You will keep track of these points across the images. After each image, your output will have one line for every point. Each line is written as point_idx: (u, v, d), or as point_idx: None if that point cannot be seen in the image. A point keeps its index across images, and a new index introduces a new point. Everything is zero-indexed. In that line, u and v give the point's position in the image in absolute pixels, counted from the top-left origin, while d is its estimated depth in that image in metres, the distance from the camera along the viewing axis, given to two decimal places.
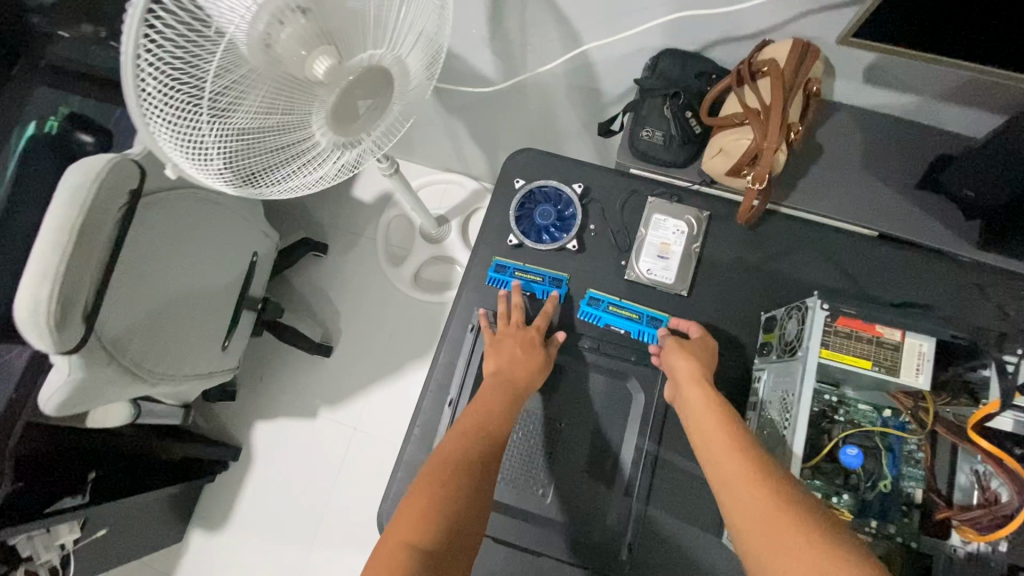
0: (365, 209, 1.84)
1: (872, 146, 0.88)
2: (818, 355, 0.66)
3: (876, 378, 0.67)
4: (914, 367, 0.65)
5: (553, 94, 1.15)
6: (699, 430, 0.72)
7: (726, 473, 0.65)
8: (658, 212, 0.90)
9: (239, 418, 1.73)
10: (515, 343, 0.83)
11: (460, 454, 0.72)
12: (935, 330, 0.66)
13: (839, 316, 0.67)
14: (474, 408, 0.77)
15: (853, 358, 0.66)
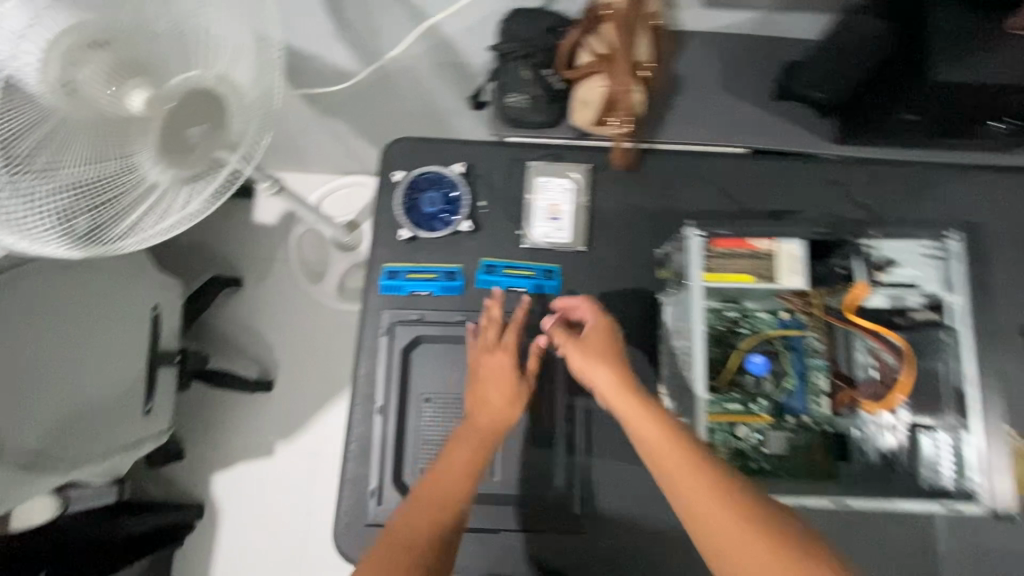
0: (274, 233, 1.76)
1: (730, 66, 0.90)
2: (703, 279, 0.69)
3: (763, 289, 0.70)
4: (791, 269, 0.69)
5: (422, 77, 1.12)
6: (642, 444, 0.62)
7: (685, 497, 0.57)
8: (541, 174, 0.90)
9: (193, 475, 1.65)
10: (494, 371, 0.77)
11: (416, 529, 0.63)
12: (801, 232, 0.70)
13: (714, 238, 0.70)
14: (436, 475, 0.68)
15: (734, 275, 0.70)
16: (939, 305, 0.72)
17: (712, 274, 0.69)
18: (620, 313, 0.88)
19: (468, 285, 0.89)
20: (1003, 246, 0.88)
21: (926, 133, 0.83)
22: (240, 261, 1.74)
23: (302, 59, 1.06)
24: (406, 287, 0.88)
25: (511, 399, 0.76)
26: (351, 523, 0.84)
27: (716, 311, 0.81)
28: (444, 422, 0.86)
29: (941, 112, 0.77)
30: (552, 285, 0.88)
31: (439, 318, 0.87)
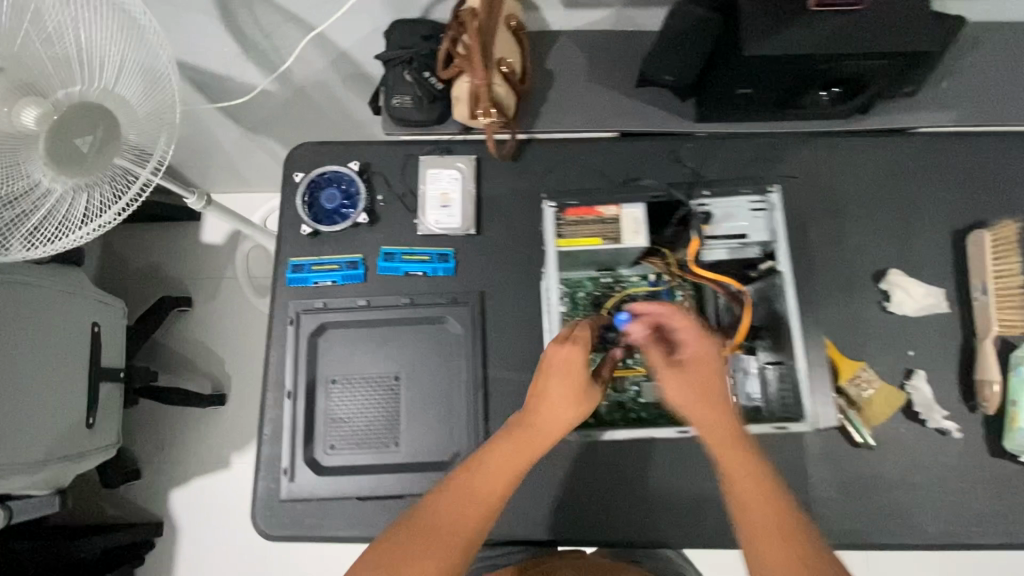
0: (222, 252, 1.82)
1: (596, 59, 0.99)
2: (555, 244, 0.78)
3: (610, 250, 0.79)
4: (632, 230, 0.78)
5: (333, 89, 1.20)
6: (727, 461, 0.66)
7: (752, 516, 0.62)
8: (432, 167, 0.97)
9: (152, 493, 1.65)
10: (574, 374, 0.71)
11: (446, 523, 0.65)
12: (642, 196, 0.78)
13: (565, 207, 0.79)
14: (478, 472, 0.69)
15: (585, 239, 0.79)
16: (772, 253, 0.79)
17: (563, 240, 0.78)
18: (511, 288, 0.95)
19: (371, 272, 0.96)
20: (857, 202, 0.96)
21: (768, 104, 0.92)
22: (190, 281, 1.79)
23: (216, 79, 1.14)
24: (310, 278, 0.95)
25: (578, 405, 0.71)
26: (268, 500, 0.90)
27: (591, 278, 0.92)
28: (352, 401, 0.92)
29: (771, 84, 0.86)
30: (447, 267, 0.95)
31: (343, 304, 0.94)
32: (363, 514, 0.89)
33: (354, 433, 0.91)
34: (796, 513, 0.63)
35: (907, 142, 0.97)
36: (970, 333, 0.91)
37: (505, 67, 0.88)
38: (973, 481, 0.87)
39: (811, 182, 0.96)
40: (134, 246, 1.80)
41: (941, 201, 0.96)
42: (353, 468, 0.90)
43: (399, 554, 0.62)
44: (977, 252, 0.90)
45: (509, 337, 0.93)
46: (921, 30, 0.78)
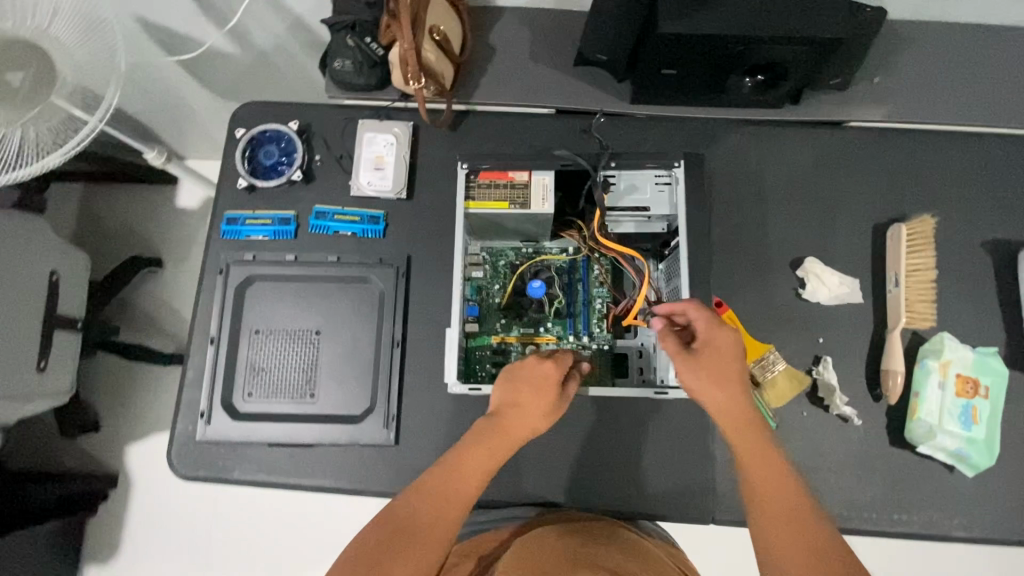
0: (193, 216, 1.83)
1: (536, 36, 1.01)
2: (465, 205, 0.83)
3: (519, 215, 0.83)
4: (540, 197, 0.81)
5: (292, 56, 1.23)
6: (751, 442, 0.70)
7: (770, 505, 0.65)
8: (369, 131, 1.00)
9: (108, 446, 1.67)
10: (538, 388, 0.77)
11: (424, 515, 0.68)
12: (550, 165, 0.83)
13: (479, 172, 0.85)
14: (453, 470, 0.72)
15: (494, 202, 0.83)
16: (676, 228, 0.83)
17: (472, 201, 0.82)
18: (437, 253, 0.98)
19: (302, 229, 0.98)
20: (780, 190, 0.97)
21: (693, 88, 0.94)
22: (161, 242, 1.81)
23: (176, 39, 1.17)
24: (243, 231, 0.98)
25: (543, 413, 0.77)
26: (186, 441, 0.93)
27: (513, 247, 0.95)
28: (272, 352, 0.94)
29: (689, 65, 0.88)
30: (376, 229, 0.98)
31: (272, 258, 0.97)
32: (275, 460, 0.92)
33: (272, 382, 0.93)
34: (769, 464, 0.68)
35: (835, 135, 0.99)
36: (880, 324, 0.92)
37: (436, 35, 0.91)
38: (872, 467, 0.88)
39: (737, 167, 0.98)
40: (108, 205, 1.83)
41: (865, 194, 0.97)
42: (267, 416, 0.91)
43: (387, 545, 0.65)
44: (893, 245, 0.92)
45: (430, 300, 0.96)
46: (827, 19, 0.80)
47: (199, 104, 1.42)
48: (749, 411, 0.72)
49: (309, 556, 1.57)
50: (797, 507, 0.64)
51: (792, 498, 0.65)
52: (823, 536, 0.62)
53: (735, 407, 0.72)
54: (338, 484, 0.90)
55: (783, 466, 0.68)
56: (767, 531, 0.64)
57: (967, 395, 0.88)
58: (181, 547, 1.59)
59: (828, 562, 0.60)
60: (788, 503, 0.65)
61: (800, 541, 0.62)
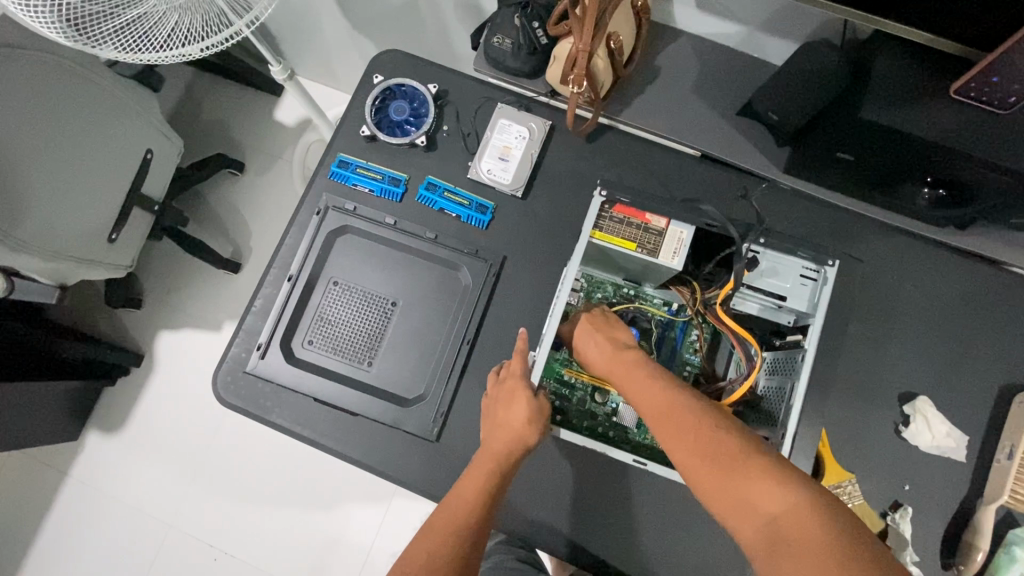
0: (287, 132, 1.82)
1: (707, 73, 0.94)
2: (591, 234, 0.78)
3: (642, 260, 0.78)
4: (671, 250, 0.76)
5: (443, 11, 1.18)
6: (641, 397, 0.67)
7: (679, 448, 0.61)
8: (504, 117, 0.95)
9: (144, 326, 1.69)
10: (512, 397, 0.76)
11: (429, 545, 0.67)
12: (693, 220, 0.77)
13: (615, 203, 0.79)
14: (451, 501, 0.71)
15: (621, 240, 0.78)
16: (804, 326, 0.76)
17: (599, 232, 0.77)
18: (534, 263, 0.93)
19: (408, 195, 0.95)
20: (912, 313, 0.89)
21: (860, 179, 0.86)
22: (249, 148, 1.81)
23: None
24: (351, 179, 0.95)
25: (526, 417, 0.73)
26: (235, 365, 0.91)
27: (615, 283, 0.89)
28: (341, 309, 0.91)
29: (874, 157, 0.79)
30: (481, 219, 0.93)
31: (371, 215, 0.93)
32: (314, 416, 0.90)
33: (335, 338, 0.90)
34: (653, 409, 0.65)
35: (991, 275, 0.90)
36: (974, 490, 0.84)
37: (612, 43, 0.84)
38: None
39: (874, 274, 0.90)
40: (211, 97, 1.83)
41: (1003, 348, 0.88)
42: (318, 368, 0.90)
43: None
44: (1019, 412, 0.83)
45: (513, 308, 0.92)
46: None
47: (330, 29, 1.39)
48: (627, 363, 0.70)
49: (297, 493, 1.58)
50: (693, 426, 0.61)
51: (687, 423, 0.62)
52: (727, 442, 0.59)
53: (614, 368, 0.71)
54: (366, 459, 0.88)
55: (668, 396, 0.65)
56: (692, 478, 0.59)
57: None
58: (182, 444, 1.61)
59: (741, 472, 0.56)
60: (686, 434, 0.61)
61: (708, 470, 0.58)
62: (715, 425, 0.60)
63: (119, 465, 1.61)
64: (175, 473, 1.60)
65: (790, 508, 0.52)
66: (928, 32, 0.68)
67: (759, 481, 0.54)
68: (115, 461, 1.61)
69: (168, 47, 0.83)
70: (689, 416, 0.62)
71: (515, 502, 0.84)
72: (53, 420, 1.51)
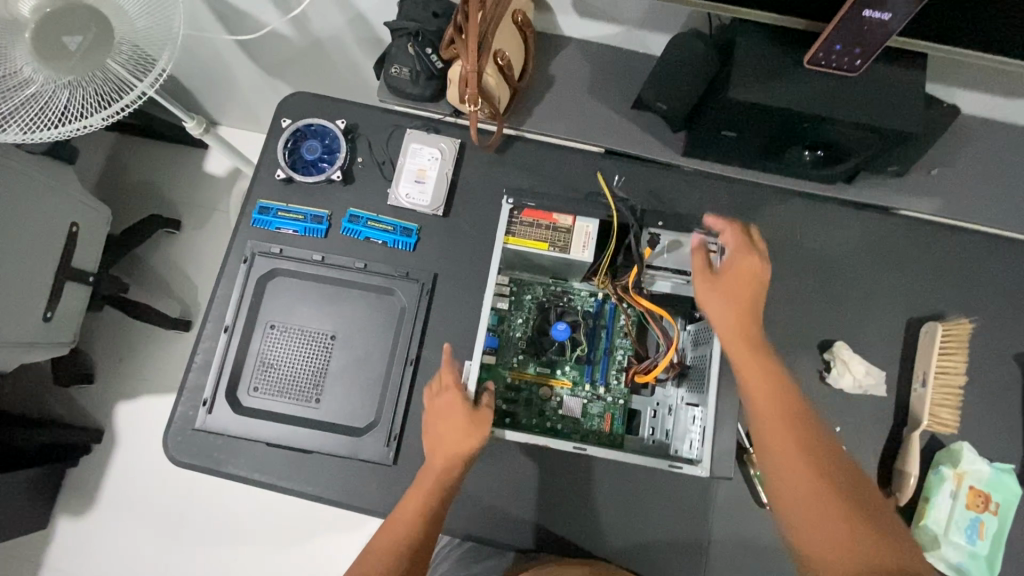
0: (220, 183, 1.82)
1: (598, 74, 0.99)
2: (504, 241, 0.83)
3: (556, 257, 0.83)
4: (581, 244, 0.82)
5: (347, 46, 1.20)
6: (749, 344, 0.73)
7: (763, 406, 0.69)
8: (415, 142, 0.98)
9: (99, 399, 1.65)
10: (447, 411, 0.79)
11: (371, 561, 0.72)
12: (595, 213, 0.84)
13: (523, 208, 0.84)
14: (399, 513, 0.75)
15: (534, 241, 0.83)
16: None
17: (512, 237, 0.83)
18: (465, 277, 0.96)
19: (333, 230, 0.97)
20: (818, 266, 0.96)
21: (749, 154, 0.92)
22: (183, 204, 1.79)
23: (236, 18, 1.13)
24: (273, 223, 0.97)
25: (467, 431, 0.77)
26: (185, 423, 0.92)
27: (542, 282, 0.92)
28: (281, 352, 0.92)
29: (752, 131, 0.86)
30: (407, 242, 0.96)
31: (299, 255, 0.95)
32: (271, 460, 0.90)
33: (280, 381, 0.91)
34: (780, 403, 0.69)
35: (884, 221, 0.97)
36: (899, 421, 0.90)
37: (500, 59, 0.88)
38: None
39: (779, 236, 0.97)
40: (137, 159, 1.81)
41: (904, 285, 0.95)
42: (266, 413, 0.91)
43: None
44: (927, 343, 0.90)
45: (450, 322, 0.94)
46: (906, 111, 0.78)
47: (242, 79, 1.40)
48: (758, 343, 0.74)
49: (281, 538, 1.56)
50: (798, 425, 0.67)
51: (785, 395, 0.70)
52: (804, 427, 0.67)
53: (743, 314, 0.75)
54: (329, 494, 0.89)
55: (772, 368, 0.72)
56: (765, 430, 0.68)
57: (977, 509, 0.85)
58: (157, 514, 1.58)
59: (828, 500, 0.62)
60: (784, 426, 0.67)
61: (794, 484, 0.63)
62: (826, 437, 0.67)
63: (94, 545, 1.56)
64: (153, 543, 1.56)
65: (862, 535, 0.59)
66: (769, 15, 0.74)
67: (834, 504, 0.61)
68: (88, 542, 1.56)
69: (66, 120, 0.83)
70: (829, 460, 0.65)
71: (477, 508, 0.87)
72: (16, 512, 1.46)
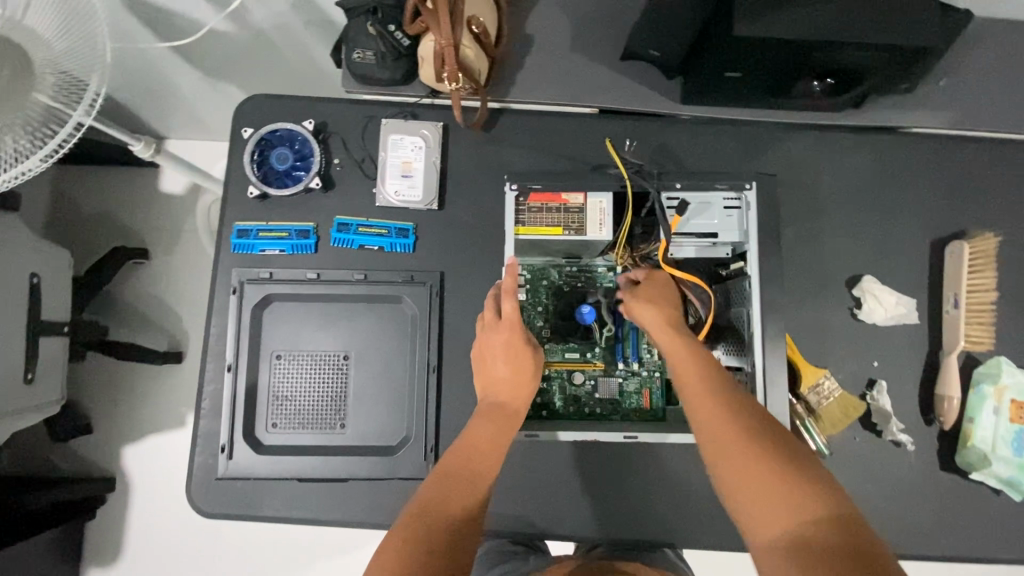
0: (181, 202, 1.69)
1: (580, 26, 0.90)
2: (515, 233, 0.78)
3: (573, 241, 0.78)
4: (597, 222, 0.77)
5: (296, 34, 1.09)
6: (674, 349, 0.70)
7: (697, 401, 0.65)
8: (394, 132, 0.90)
9: (103, 448, 1.58)
10: (508, 343, 0.76)
11: (438, 491, 0.65)
12: (607, 186, 0.79)
13: (529, 193, 0.79)
14: (461, 450, 0.70)
15: (547, 227, 0.78)
16: (742, 254, 0.79)
17: (523, 228, 0.78)
18: (473, 270, 0.90)
19: (322, 242, 0.90)
20: (836, 200, 0.92)
21: (754, 92, 0.86)
22: (146, 232, 1.67)
23: (165, 20, 1.01)
24: (256, 245, 0.89)
25: (529, 375, 0.76)
26: (206, 472, 0.86)
27: (556, 265, 0.88)
28: (294, 382, 0.87)
29: (758, 69, 0.79)
30: (406, 243, 0.89)
31: (291, 276, 0.88)
32: (306, 494, 0.86)
33: (298, 413, 0.86)
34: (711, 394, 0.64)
35: (897, 142, 0.93)
36: (935, 345, 0.89)
37: (473, 27, 0.80)
38: (922, 494, 0.86)
39: (792, 175, 0.92)
40: (85, 191, 1.67)
41: (925, 207, 0.92)
42: (290, 448, 0.85)
43: (418, 537, 0.59)
44: (954, 263, 0.88)
45: (466, 321, 0.89)
46: (924, 21, 0.72)
47: (183, 86, 1.27)
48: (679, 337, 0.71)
49: (321, 553, 1.54)
50: (729, 416, 0.62)
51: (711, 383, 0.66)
52: (731, 406, 0.63)
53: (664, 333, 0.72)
54: (373, 518, 0.85)
55: (699, 359, 0.68)
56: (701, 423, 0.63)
57: (1022, 420, 0.85)
58: (189, 553, 1.54)
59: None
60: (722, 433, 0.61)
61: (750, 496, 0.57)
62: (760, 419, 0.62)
63: None
64: None
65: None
66: None
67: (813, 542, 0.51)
68: None
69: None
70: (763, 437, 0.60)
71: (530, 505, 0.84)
72: None
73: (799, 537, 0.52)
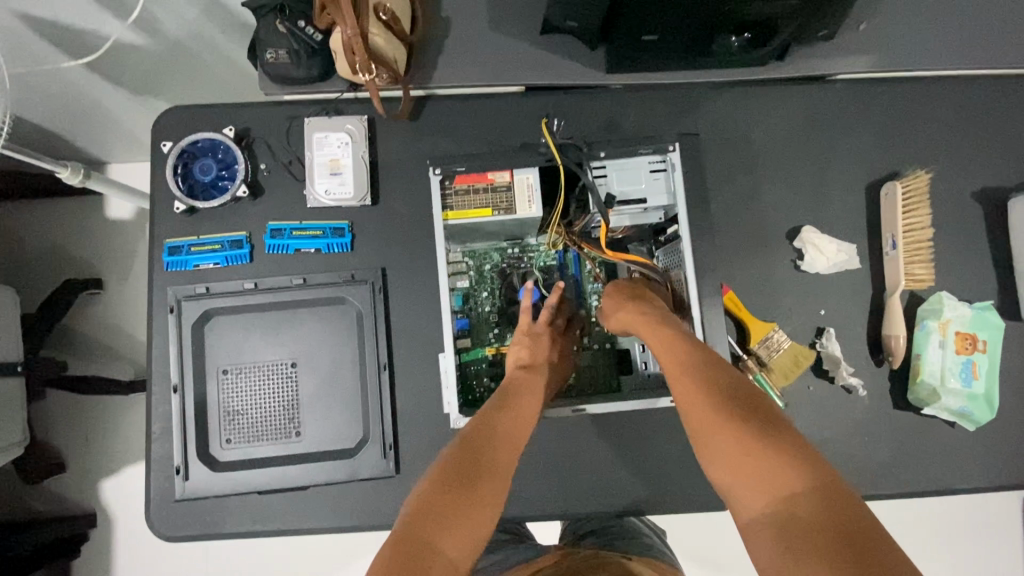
0: (130, 227, 1.64)
1: (496, 4, 0.89)
2: (443, 218, 0.77)
3: (504, 220, 0.78)
4: (526, 199, 0.77)
5: (213, 40, 1.05)
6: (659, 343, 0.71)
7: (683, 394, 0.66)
8: (318, 131, 0.88)
9: (79, 486, 1.55)
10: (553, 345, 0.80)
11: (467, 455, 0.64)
12: (532, 161, 0.78)
13: (455, 176, 0.79)
14: (487, 418, 0.69)
15: (475, 210, 0.78)
16: (674, 217, 0.79)
17: (450, 212, 0.77)
18: (416, 263, 0.89)
19: (257, 251, 0.88)
20: (770, 155, 0.92)
21: (676, 52, 0.85)
22: (96, 261, 1.63)
23: (72, 39, 0.97)
24: (189, 261, 0.87)
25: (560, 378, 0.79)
26: (166, 496, 0.85)
27: (497, 247, 0.87)
28: (244, 396, 0.85)
29: (674, 28, 0.78)
30: (342, 242, 0.88)
31: (228, 288, 0.86)
32: (268, 507, 0.85)
33: (250, 426, 0.84)
34: (696, 386, 0.65)
35: (824, 91, 0.93)
36: (879, 288, 0.90)
37: (382, 15, 0.78)
38: (879, 435, 0.87)
39: (724, 134, 0.92)
40: (28, 226, 1.62)
41: (858, 151, 0.93)
42: (247, 462, 0.84)
43: (450, 491, 0.59)
44: (889, 205, 0.88)
45: (413, 314, 0.88)
46: None
47: (109, 107, 1.23)
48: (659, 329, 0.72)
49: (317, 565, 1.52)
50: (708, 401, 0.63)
51: (697, 375, 0.66)
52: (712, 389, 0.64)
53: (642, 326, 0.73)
54: (340, 522, 0.85)
55: (689, 355, 0.69)
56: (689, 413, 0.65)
57: (967, 351, 0.86)
58: None
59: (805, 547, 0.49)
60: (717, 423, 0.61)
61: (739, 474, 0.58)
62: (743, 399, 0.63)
63: None
64: None
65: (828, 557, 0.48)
66: None
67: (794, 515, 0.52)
68: None
69: None
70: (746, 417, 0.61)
71: None
72: None
73: (781, 512, 0.53)
